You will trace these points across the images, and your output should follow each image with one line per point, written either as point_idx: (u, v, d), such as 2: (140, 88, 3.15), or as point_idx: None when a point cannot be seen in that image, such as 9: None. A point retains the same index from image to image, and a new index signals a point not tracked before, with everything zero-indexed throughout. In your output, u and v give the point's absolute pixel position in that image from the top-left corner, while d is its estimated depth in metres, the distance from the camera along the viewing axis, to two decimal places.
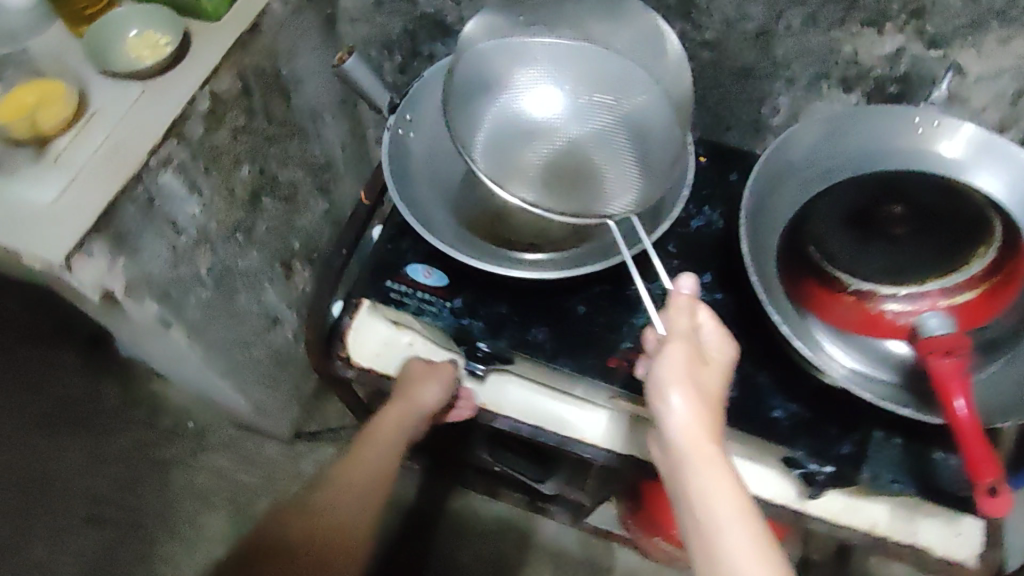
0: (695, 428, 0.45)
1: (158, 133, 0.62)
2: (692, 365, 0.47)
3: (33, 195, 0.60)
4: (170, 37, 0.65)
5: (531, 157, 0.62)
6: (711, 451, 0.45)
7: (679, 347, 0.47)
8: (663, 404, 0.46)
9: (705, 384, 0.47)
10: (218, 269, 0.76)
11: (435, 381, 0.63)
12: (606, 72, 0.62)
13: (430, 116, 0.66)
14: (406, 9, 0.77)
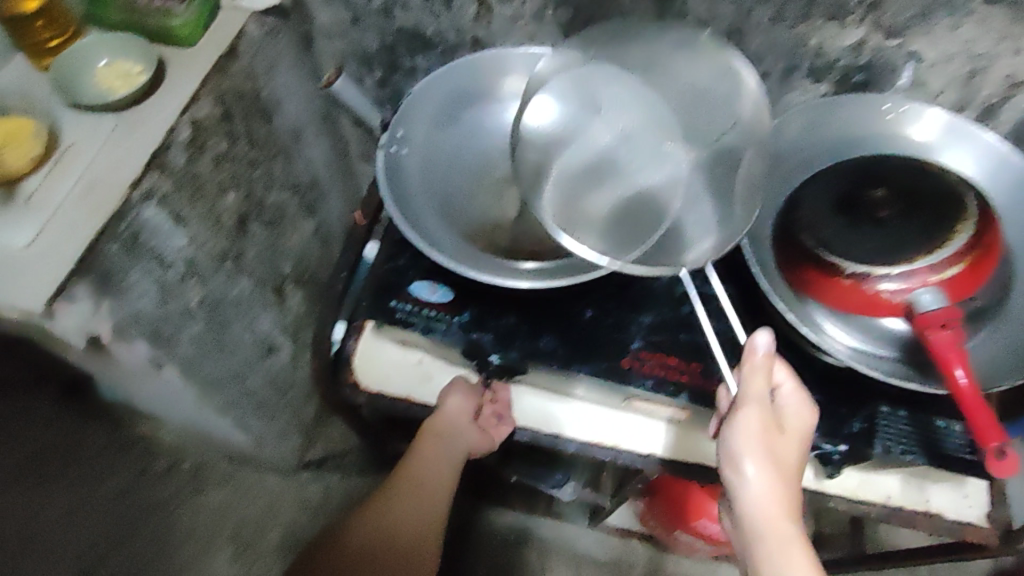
0: (768, 502, 0.49)
1: (137, 166, 0.60)
2: (768, 435, 0.49)
3: (5, 239, 0.57)
4: (143, 65, 0.64)
5: (599, 203, 0.61)
6: (784, 522, 0.49)
7: (754, 419, 0.50)
8: (738, 476, 0.49)
9: (781, 454, 0.49)
10: (208, 301, 0.73)
11: (457, 391, 0.64)
12: (683, 118, 0.63)
13: (420, 133, 0.65)
14: (381, 25, 0.76)
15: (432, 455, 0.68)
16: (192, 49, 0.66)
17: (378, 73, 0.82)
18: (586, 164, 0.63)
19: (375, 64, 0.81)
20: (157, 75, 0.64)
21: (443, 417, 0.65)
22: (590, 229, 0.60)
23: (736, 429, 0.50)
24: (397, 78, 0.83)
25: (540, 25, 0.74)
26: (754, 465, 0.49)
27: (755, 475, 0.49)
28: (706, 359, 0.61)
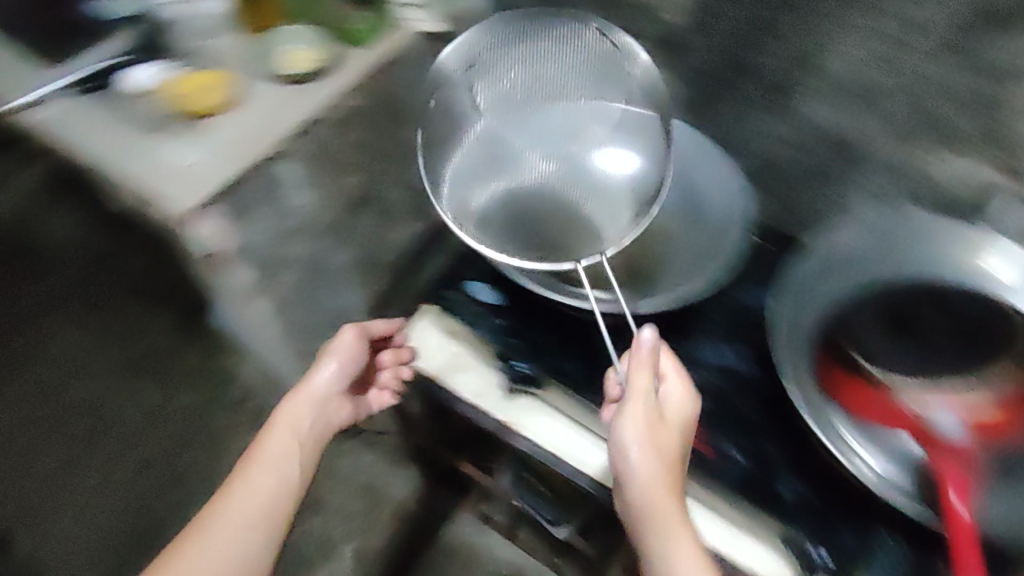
0: (654, 489, 0.51)
1: (290, 127, 0.77)
2: (652, 425, 0.53)
3: (177, 157, 0.73)
4: (321, 55, 0.81)
5: (484, 199, 0.69)
6: (670, 512, 0.50)
7: (636, 411, 0.53)
8: (625, 464, 0.52)
9: (664, 441, 0.52)
10: (311, 257, 0.90)
11: (333, 357, 0.69)
12: (557, 121, 0.73)
13: (512, 158, 0.71)
14: None
15: (274, 448, 0.63)
16: (362, 51, 0.84)
17: None
18: (474, 161, 0.71)
19: None
20: (328, 66, 0.81)
21: (309, 391, 0.67)
22: (484, 223, 0.67)
23: (624, 421, 0.53)
24: None
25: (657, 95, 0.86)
26: (638, 453, 0.51)
27: (639, 463, 0.51)
28: (709, 424, 0.63)
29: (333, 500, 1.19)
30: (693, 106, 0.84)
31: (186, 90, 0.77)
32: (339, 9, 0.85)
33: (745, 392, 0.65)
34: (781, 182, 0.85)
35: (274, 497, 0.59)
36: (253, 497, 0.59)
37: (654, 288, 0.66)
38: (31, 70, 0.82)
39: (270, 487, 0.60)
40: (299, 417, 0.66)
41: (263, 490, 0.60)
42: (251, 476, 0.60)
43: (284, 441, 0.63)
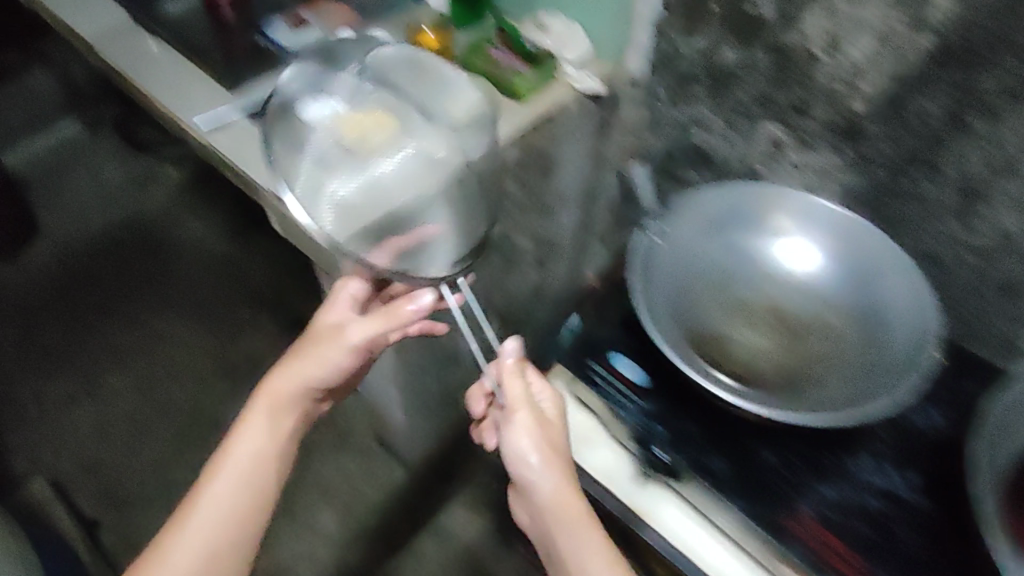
0: (559, 492, 0.59)
1: (451, 172, 0.79)
2: (540, 428, 0.61)
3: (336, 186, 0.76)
4: (483, 104, 0.84)
5: (343, 195, 0.75)
6: (577, 507, 0.58)
7: (525, 416, 0.61)
8: (532, 473, 0.59)
9: (554, 441, 0.61)
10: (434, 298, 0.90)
11: (319, 360, 0.68)
12: (398, 121, 0.80)
13: (681, 234, 0.68)
14: (677, 136, 0.92)
15: (252, 428, 0.66)
16: (520, 105, 0.86)
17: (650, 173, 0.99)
18: (335, 156, 0.77)
19: (651, 165, 0.98)
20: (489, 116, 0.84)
21: (286, 382, 0.68)
22: (347, 229, 0.73)
23: (514, 435, 0.60)
24: (665, 183, 0.98)
25: (818, 179, 0.82)
26: (539, 457, 0.59)
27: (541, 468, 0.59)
28: (876, 559, 0.56)
29: (410, 542, 1.18)
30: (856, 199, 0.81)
31: (350, 125, 0.79)
32: (500, 61, 0.87)
33: (917, 526, 0.58)
34: (949, 289, 0.79)
35: (255, 477, 0.64)
36: (213, 515, 0.62)
37: (833, 398, 0.59)
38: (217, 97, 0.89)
39: (233, 503, 0.63)
40: (278, 402, 0.68)
41: (226, 507, 0.63)
42: (212, 493, 0.63)
43: (249, 447, 0.65)
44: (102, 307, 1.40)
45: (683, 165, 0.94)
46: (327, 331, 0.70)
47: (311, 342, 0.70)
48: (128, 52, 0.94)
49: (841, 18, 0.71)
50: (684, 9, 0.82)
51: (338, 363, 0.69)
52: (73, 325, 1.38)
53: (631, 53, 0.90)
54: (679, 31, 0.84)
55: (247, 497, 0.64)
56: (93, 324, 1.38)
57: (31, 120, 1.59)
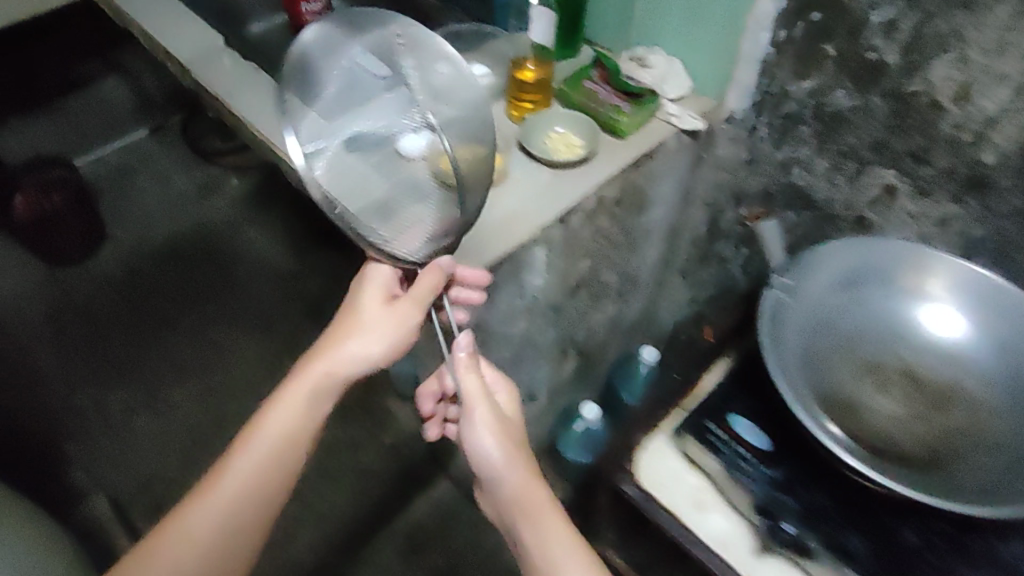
0: (518, 481, 0.63)
1: (555, 210, 0.76)
2: (496, 422, 0.65)
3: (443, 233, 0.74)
4: (584, 142, 0.81)
5: (354, 179, 0.75)
6: (545, 500, 0.63)
7: (485, 412, 0.64)
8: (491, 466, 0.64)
9: (508, 430, 0.66)
10: (524, 336, 0.89)
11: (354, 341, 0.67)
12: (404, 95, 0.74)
13: (811, 290, 0.68)
14: (777, 176, 0.89)
15: (289, 406, 0.66)
16: (622, 141, 0.83)
17: (744, 211, 0.96)
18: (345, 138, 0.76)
19: (745, 204, 0.96)
20: (591, 152, 0.81)
21: (320, 368, 0.67)
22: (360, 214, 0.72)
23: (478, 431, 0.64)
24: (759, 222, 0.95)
25: (935, 229, 0.79)
26: (499, 450, 0.64)
27: (501, 461, 0.64)
28: None
29: None
30: (977, 249, 0.77)
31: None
32: (601, 96, 0.85)
33: None
34: None
35: (286, 455, 0.66)
36: (238, 487, 0.64)
37: (978, 478, 0.58)
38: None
39: (261, 474, 0.65)
40: (315, 387, 0.67)
41: (251, 478, 0.64)
42: (241, 466, 0.64)
43: (282, 425, 0.66)
44: (166, 316, 1.43)
45: (782, 206, 0.91)
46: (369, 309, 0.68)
47: (351, 327, 0.68)
48: (229, 79, 0.97)
49: (975, 68, 0.67)
50: (795, 51, 0.78)
51: (370, 351, 0.66)
52: (139, 331, 1.41)
53: (731, 91, 0.86)
54: (788, 72, 0.80)
55: (277, 473, 0.65)
56: (159, 332, 1.41)
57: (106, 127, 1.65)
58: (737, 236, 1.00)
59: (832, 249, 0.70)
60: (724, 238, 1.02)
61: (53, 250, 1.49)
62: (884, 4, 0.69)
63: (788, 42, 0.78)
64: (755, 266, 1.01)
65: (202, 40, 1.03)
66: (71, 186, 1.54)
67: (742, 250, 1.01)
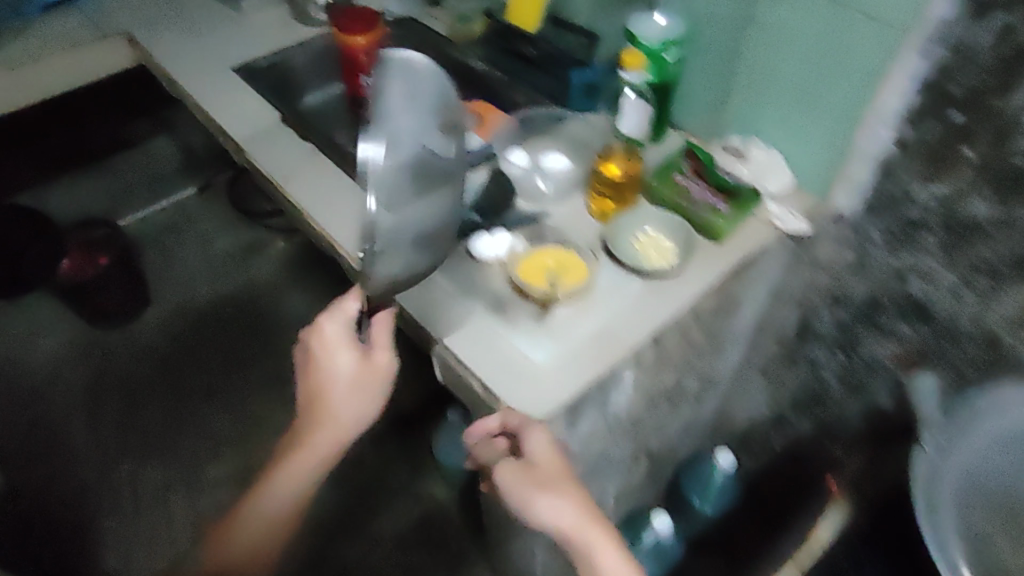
0: (568, 529, 0.63)
1: (650, 329, 0.67)
2: (529, 478, 0.64)
3: (524, 351, 0.66)
4: (677, 248, 0.73)
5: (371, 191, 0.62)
6: (594, 536, 0.62)
7: (512, 475, 0.65)
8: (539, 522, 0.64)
9: (546, 480, 0.63)
10: (600, 454, 0.80)
11: (349, 398, 0.69)
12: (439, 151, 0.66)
13: (965, 448, 0.75)
14: (889, 283, 0.79)
15: (305, 453, 0.72)
16: (718, 246, 0.74)
17: (844, 315, 0.86)
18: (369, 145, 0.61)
19: (845, 308, 0.86)
20: (685, 259, 0.72)
21: (324, 422, 0.70)
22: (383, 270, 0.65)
23: (513, 493, 0.66)
24: (862, 327, 0.85)
25: None
26: (537, 508, 0.63)
27: (542, 515, 0.63)
28: None
29: None
30: None
31: (531, 269, 0.71)
32: (693, 193, 0.77)
33: None
34: None
35: (299, 487, 0.74)
36: (275, 510, 0.75)
37: None
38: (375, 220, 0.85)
39: (288, 500, 0.75)
40: (321, 438, 0.71)
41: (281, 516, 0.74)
42: (271, 495, 0.75)
43: (300, 467, 0.73)
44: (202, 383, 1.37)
45: (892, 315, 0.81)
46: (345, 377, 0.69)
47: (325, 379, 0.69)
48: (287, 161, 0.92)
49: None
50: (925, 151, 0.70)
51: (358, 407, 0.70)
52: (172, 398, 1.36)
53: (838, 188, 0.78)
54: (913, 173, 0.71)
55: (293, 497, 0.75)
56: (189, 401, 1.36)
57: (154, 186, 1.67)
58: (834, 340, 0.90)
59: (996, 408, 0.75)
60: (816, 340, 0.92)
61: (97, 310, 1.47)
62: None
63: (916, 141, 0.70)
64: (853, 375, 0.90)
65: (256, 114, 0.99)
66: (116, 244, 1.50)
67: (839, 356, 0.90)
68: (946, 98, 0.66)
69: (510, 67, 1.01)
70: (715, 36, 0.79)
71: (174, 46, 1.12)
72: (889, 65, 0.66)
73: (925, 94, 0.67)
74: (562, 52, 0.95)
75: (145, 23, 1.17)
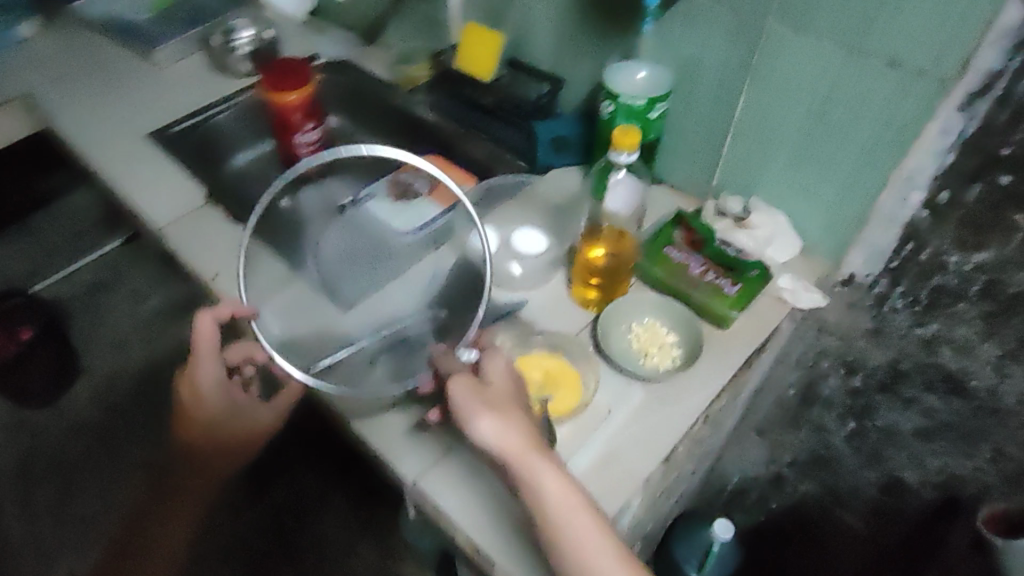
0: (516, 444, 0.51)
1: (664, 452, 0.56)
2: (477, 390, 0.54)
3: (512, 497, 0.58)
4: (681, 340, 0.63)
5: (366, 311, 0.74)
6: (539, 461, 0.50)
7: (460, 383, 0.55)
8: (476, 437, 0.52)
9: (493, 395, 0.54)
10: None
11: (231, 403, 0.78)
12: (416, 276, 0.77)
13: None
14: (912, 351, 0.71)
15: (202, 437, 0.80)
16: (725, 332, 0.64)
17: (856, 381, 0.78)
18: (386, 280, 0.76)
19: (859, 374, 0.78)
20: (696, 353, 0.62)
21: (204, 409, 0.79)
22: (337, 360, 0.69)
23: (455, 401, 0.54)
24: (877, 395, 0.77)
25: None
26: (481, 417, 0.52)
27: (484, 425, 0.52)
28: None
29: None
30: None
31: None
32: (691, 270, 0.67)
33: None
34: None
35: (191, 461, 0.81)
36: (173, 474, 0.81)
37: None
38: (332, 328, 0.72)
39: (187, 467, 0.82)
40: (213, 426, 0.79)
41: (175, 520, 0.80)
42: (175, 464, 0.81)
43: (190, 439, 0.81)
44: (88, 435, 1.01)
45: (915, 385, 0.73)
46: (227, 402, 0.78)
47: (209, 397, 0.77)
48: (220, 260, 0.78)
49: None
50: (965, 216, 0.62)
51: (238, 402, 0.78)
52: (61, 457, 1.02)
53: (855, 251, 0.70)
54: (947, 237, 0.64)
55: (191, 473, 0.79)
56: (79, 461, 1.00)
57: (74, 243, 1.44)
58: (843, 407, 0.81)
59: None
60: (823, 406, 0.83)
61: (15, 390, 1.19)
62: None
63: (954, 205, 0.62)
64: (866, 444, 0.81)
65: (178, 196, 0.84)
66: (41, 315, 1.27)
67: (849, 423, 0.82)
68: (992, 160, 0.58)
69: (460, 114, 0.88)
70: (709, 87, 0.70)
71: (77, 108, 0.96)
72: (924, 125, 0.60)
73: (966, 152, 0.59)
74: (526, 103, 0.84)
75: (42, 80, 1.00)
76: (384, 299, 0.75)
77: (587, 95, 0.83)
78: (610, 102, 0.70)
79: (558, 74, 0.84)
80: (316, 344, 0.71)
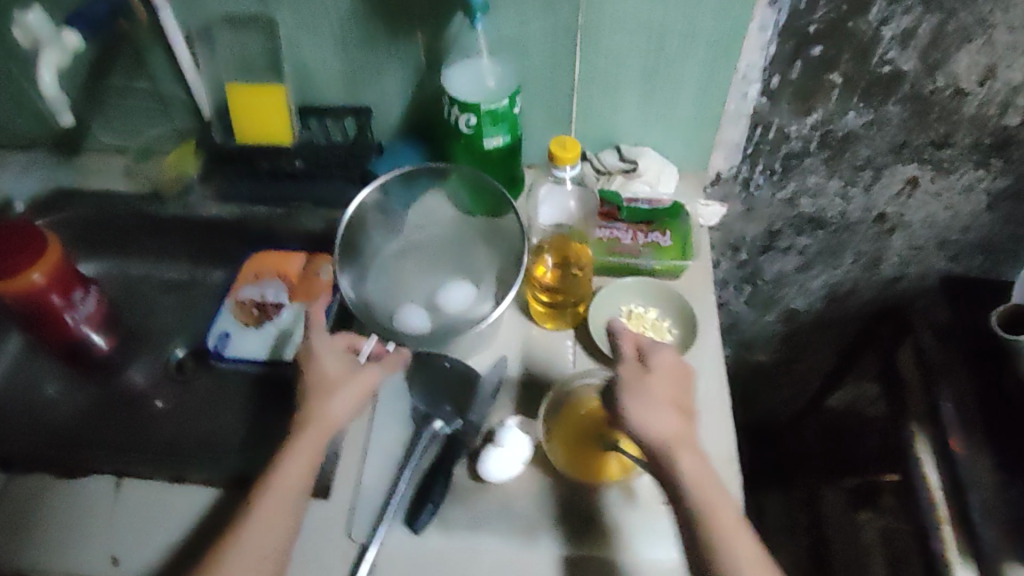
0: (672, 442, 0.50)
1: (722, 419, 0.60)
2: (640, 380, 0.52)
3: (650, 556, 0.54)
4: (660, 310, 0.66)
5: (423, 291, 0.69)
6: (686, 453, 0.50)
7: (625, 374, 0.53)
8: (636, 431, 0.51)
9: (657, 387, 0.52)
10: None
11: (344, 393, 0.56)
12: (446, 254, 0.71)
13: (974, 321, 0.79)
14: (782, 211, 0.80)
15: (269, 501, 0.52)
16: (681, 280, 0.69)
17: (744, 254, 0.85)
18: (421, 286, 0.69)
19: (744, 247, 0.85)
20: (683, 318, 0.65)
21: (320, 410, 0.55)
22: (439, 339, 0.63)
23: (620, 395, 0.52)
24: (764, 256, 0.85)
25: (966, 196, 0.75)
26: (639, 412, 0.51)
27: (644, 421, 0.50)
28: None
29: None
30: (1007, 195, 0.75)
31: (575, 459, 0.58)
32: (626, 241, 0.68)
33: None
34: None
35: (271, 525, 0.52)
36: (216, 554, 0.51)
37: None
38: (330, 531, 0.56)
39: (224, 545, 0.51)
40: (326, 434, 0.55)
41: None
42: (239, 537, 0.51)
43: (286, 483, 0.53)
44: None
45: (789, 236, 0.82)
46: (330, 375, 0.57)
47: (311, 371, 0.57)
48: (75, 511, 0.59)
49: (1001, 47, 0.63)
50: (794, 88, 0.69)
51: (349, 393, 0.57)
52: None
53: (715, 153, 0.76)
54: (785, 110, 0.71)
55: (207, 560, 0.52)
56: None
57: None
58: (739, 278, 0.88)
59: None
60: (719, 286, 0.89)
61: None
62: (897, 16, 0.62)
63: (784, 84, 0.69)
64: (762, 296, 0.89)
65: None
66: None
67: (745, 288, 0.89)
68: (803, 38, 0.65)
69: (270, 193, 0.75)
70: (538, 58, 0.67)
71: None
72: (745, 29, 0.64)
73: (782, 38, 0.65)
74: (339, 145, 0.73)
75: None
76: (368, 457, 0.60)
77: (403, 111, 0.74)
78: (471, 114, 0.64)
79: (359, 103, 0.73)
80: (319, 557, 0.55)
